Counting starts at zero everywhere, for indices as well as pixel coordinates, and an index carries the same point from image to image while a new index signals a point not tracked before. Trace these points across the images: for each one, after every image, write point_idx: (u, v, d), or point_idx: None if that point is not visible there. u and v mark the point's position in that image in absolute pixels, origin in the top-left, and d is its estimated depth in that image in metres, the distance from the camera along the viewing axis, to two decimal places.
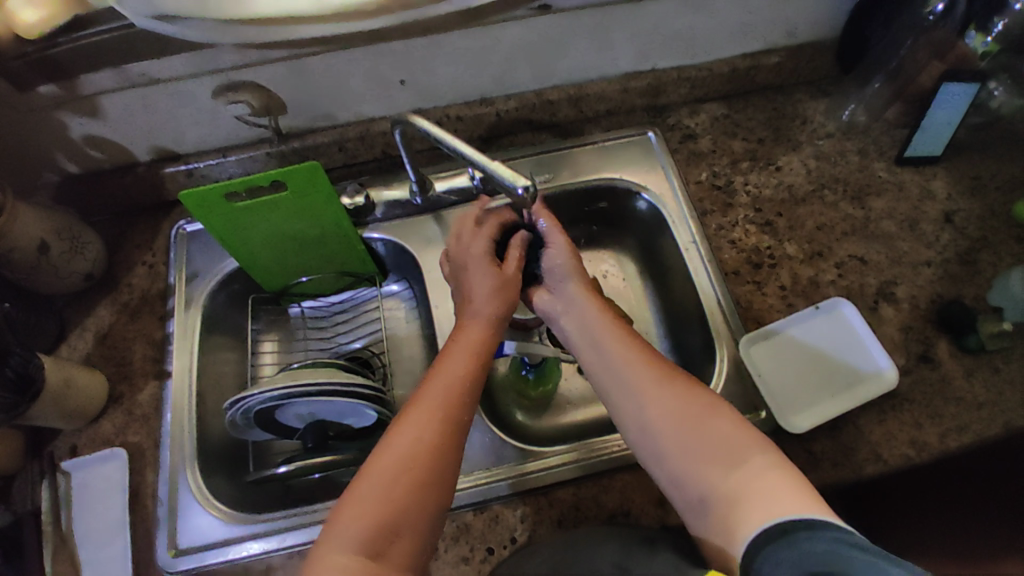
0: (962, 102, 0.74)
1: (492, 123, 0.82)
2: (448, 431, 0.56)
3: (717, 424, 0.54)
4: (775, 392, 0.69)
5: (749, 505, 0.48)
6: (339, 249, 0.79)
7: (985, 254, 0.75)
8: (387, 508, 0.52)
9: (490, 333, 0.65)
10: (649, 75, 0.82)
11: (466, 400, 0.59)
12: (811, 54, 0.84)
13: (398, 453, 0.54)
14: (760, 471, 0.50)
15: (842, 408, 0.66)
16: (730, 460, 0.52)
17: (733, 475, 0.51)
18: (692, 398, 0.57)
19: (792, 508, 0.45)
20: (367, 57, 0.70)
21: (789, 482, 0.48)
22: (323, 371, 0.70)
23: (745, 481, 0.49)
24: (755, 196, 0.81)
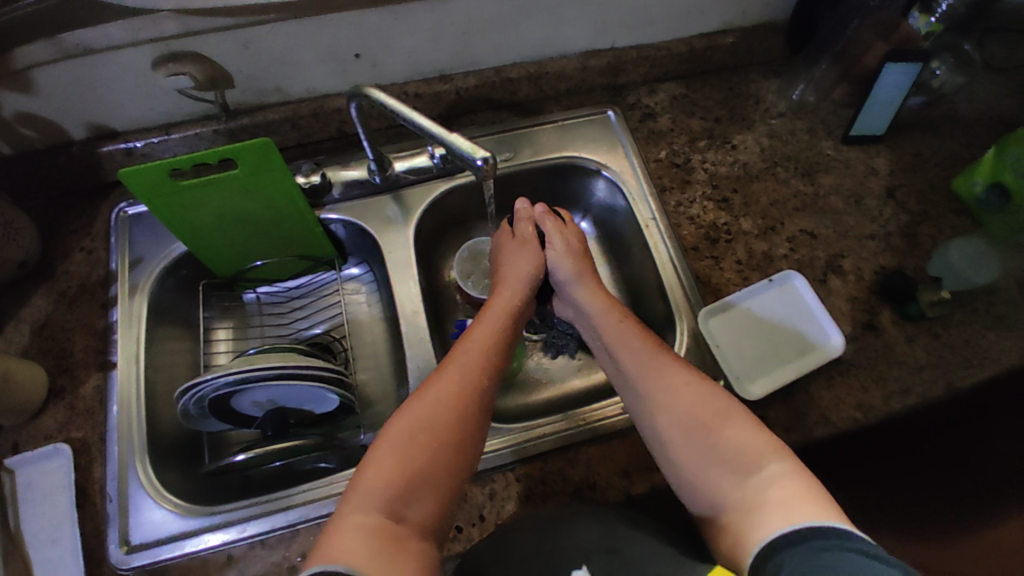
0: (905, 81, 0.77)
1: (452, 101, 0.80)
2: (465, 402, 0.58)
3: (736, 420, 0.56)
4: (732, 362, 0.71)
5: (769, 509, 0.49)
6: (295, 231, 0.77)
7: (925, 227, 0.80)
8: (403, 468, 0.53)
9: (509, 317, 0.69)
10: (609, 53, 0.82)
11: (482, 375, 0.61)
12: (762, 35, 0.86)
13: (417, 418, 0.56)
14: (779, 471, 0.51)
15: (796, 373, 0.69)
16: (754, 457, 0.53)
17: (753, 478, 0.52)
18: (709, 393, 0.59)
19: (810, 516, 0.46)
20: (318, 29, 0.67)
21: (807, 487, 0.50)
22: (283, 355, 0.69)
23: (769, 480, 0.51)
24: (711, 173, 0.83)
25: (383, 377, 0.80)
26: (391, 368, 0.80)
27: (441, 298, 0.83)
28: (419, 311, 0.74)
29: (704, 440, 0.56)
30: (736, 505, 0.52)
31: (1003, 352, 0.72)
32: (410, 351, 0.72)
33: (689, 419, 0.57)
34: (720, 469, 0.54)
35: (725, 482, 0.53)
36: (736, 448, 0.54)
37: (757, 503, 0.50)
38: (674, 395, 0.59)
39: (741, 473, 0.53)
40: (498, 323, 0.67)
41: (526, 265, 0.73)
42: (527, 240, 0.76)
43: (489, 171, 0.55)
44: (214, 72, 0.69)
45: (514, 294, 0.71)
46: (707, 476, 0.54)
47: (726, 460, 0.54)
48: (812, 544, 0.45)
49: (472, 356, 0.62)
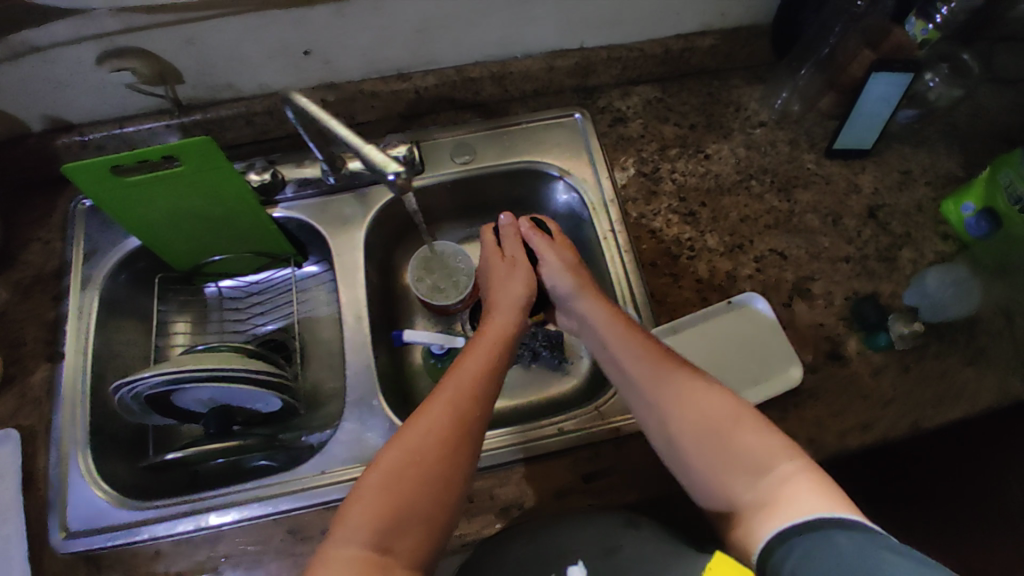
0: (895, 93, 0.72)
1: (412, 100, 0.78)
2: (447, 423, 0.59)
3: (748, 430, 0.56)
4: None
5: (780, 507, 0.51)
6: (249, 229, 0.77)
7: (906, 251, 0.76)
8: (391, 503, 0.55)
9: (503, 336, 0.68)
10: (577, 54, 0.78)
11: (467, 399, 0.61)
12: (745, 38, 0.81)
13: (404, 449, 0.57)
14: (791, 468, 0.53)
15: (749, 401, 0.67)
16: (768, 460, 0.54)
17: (767, 480, 0.53)
18: (721, 402, 0.59)
19: (820, 507, 0.49)
20: (263, 26, 0.65)
21: (820, 481, 0.51)
22: (226, 355, 0.69)
23: (783, 482, 0.52)
24: (680, 184, 0.79)
25: (332, 378, 0.80)
26: (341, 369, 0.80)
27: (395, 302, 0.82)
28: (363, 316, 0.74)
29: (721, 446, 0.56)
30: (753, 504, 0.53)
31: (974, 390, 0.68)
32: (349, 357, 0.71)
33: (702, 431, 0.57)
34: (739, 478, 0.55)
35: (741, 483, 0.54)
36: (753, 453, 0.55)
37: (770, 502, 0.52)
38: (688, 414, 0.58)
39: (759, 479, 0.54)
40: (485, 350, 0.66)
41: (520, 288, 0.72)
42: (516, 259, 0.74)
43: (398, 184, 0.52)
44: (163, 67, 0.69)
45: (509, 313, 0.70)
46: (726, 483, 0.55)
47: (744, 469, 0.55)
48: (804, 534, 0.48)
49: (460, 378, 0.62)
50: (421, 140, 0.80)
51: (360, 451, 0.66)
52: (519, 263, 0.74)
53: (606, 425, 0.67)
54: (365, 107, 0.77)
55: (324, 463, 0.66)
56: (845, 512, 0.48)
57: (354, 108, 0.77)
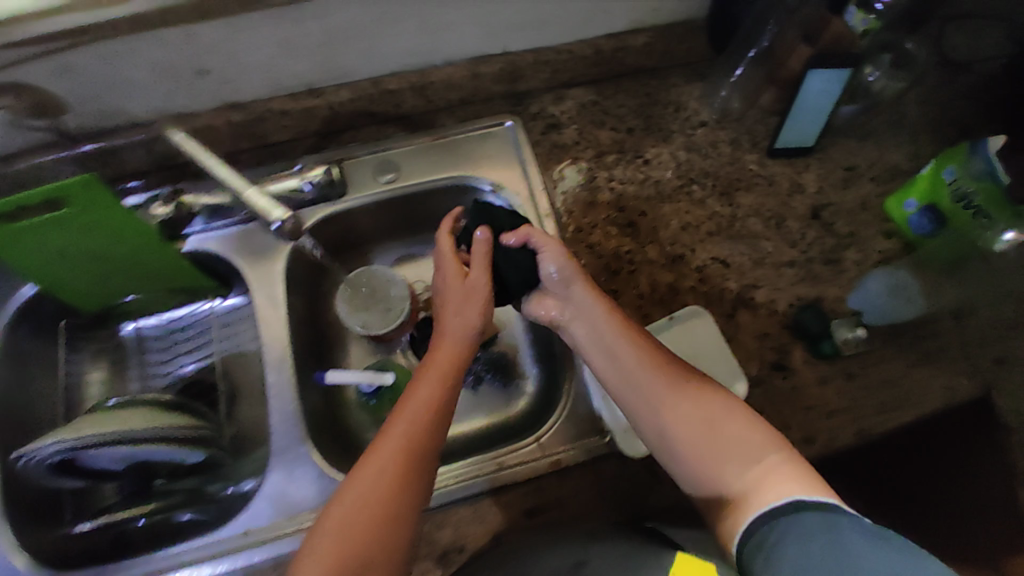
0: (835, 89, 0.68)
1: (327, 117, 0.72)
2: (409, 455, 0.55)
3: (734, 425, 0.55)
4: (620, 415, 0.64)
5: (762, 495, 0.50)
6: (157, 267, 0.72)
7: (851, 252, 0.73)
8: (347, 547, 0.51)
9: (457, 368, 0.62)
10: (501, 59, 0.73)
11: (425, 436, 0.57)
12: (679, 34, 0.77)
13: (361, 490, 0.54)
14: (778, 458, 0.52)
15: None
16: (753, 451, 0.53)
17: (752, 471, 0.52)
18: (706, 398, 0.58)
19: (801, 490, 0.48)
20: (143, 50, 0.59)
21: (802, 469, 0.51)
22: (142, 411, 0.65)
23: (769, 471, 0.51)
24: (619, 193, 0.75)
25: None
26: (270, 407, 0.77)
27: (327, 332, 0.78)
28: (288, 355, 0.70)
29: (707, 436, 0.56)
30: (738, 492, 0.52)
31: (921, 394, 0.67)
32: (273, 403, 0.67)
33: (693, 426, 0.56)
34: (727, 471, 0.54)
35: (729, 473, 0.53)
36: (740, 445, 0.54)
37: (754, 491, 0.51)
38: (677, 411, 0.58)
39: (746, 470, 0.53)
40: (437, 382, 0.60)
41: (475, 319, 0.64)
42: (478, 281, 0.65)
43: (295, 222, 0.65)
44: (40, 99, 0.62)
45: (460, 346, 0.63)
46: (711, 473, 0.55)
47: (732, 461, 0.54)
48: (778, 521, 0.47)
49: (417, 413, 0.58)
50: (342, 159, 0.74)
51: (286, 505, 0.63)
52: (477, 291, 0.64)
53: (547, 458, 0.64)
54: (277, 127, 0.72)
55: (247, 523, 0.63)
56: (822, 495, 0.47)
57: (265, 128, 0.71)
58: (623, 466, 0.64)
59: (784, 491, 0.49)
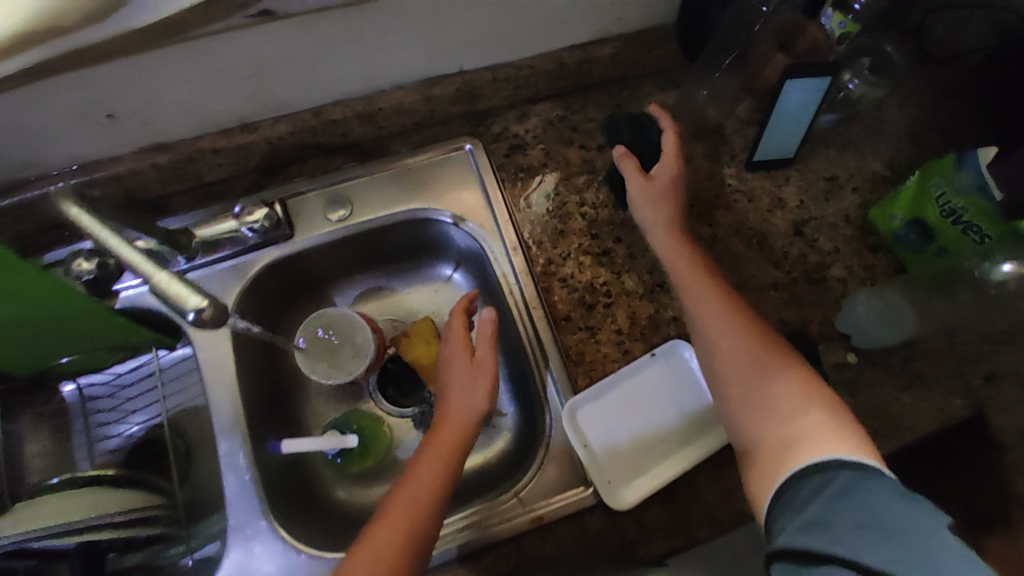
0: (813, 99, 0.64)
1: (267, 152, 0.66)
2: (409, 543, 0.51)
3: (789, 384, 0.52)
4: (601, 463, 0.61)
5: (797, 449, 0.47)
6: (90, 326, 0.64)
7: (836, 269, 0.70)
8: None
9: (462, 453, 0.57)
10: (457, 78, 0.66)
11: (427, 526, 0.52)
12: (649, 42, 0.71)
13: (367, 562, 0.50)
14: (823, 420, 0.48)
15: (676, 471, 0.60)
16: (800, 409, 0.49)
17: (795, 425, 0.49)
18: (762, 350, 0.54)
19: (837, 451, 0.45)
20: (43, 95, 0.51)
21: (853, 437, 0.46)
22: (111, 497, 0.61)
23: (810, 429, 0.47)
24: (591, 219, 0.70)
25: None
26: None
27: (286, 382, 0.72)
28: (242, 418, 0.64)
29: (754, 391, 0.53)
30: (777, 444, 0.48)
31: (912, 418, 0.64)
32: (229, 473, 0.62)
33: (748, 373, 0.54)
34: (768, 423, 0.50)
35: (770, 423, 0.50)
36: (789, 401, 0.50)
37: (790, 443, 0.48)
38: (736, 359, 0.55)
39: (787, 424, 0.49)
40: (440, 467, 0.55)
41: (481, 403, 0.59)
42: (484, 360, 0.60)
43: (220, 321, 0.42)
44: None
45: (466, 429, 0.58)
46: (752, 425, 0.52)
47: (776, 414, 0.50)
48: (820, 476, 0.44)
49: (422, 496, 0.54)
50: (286, 197, 0.68)
51: None
52: (484, 372, 0.60)
53: (528, 513, 0.60)
54: (210, 166, 0.64)
55: None
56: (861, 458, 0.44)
57: (197, 169, 0.64)
58: (609, 517, 0.60)
59: (829, 447, 0.45)
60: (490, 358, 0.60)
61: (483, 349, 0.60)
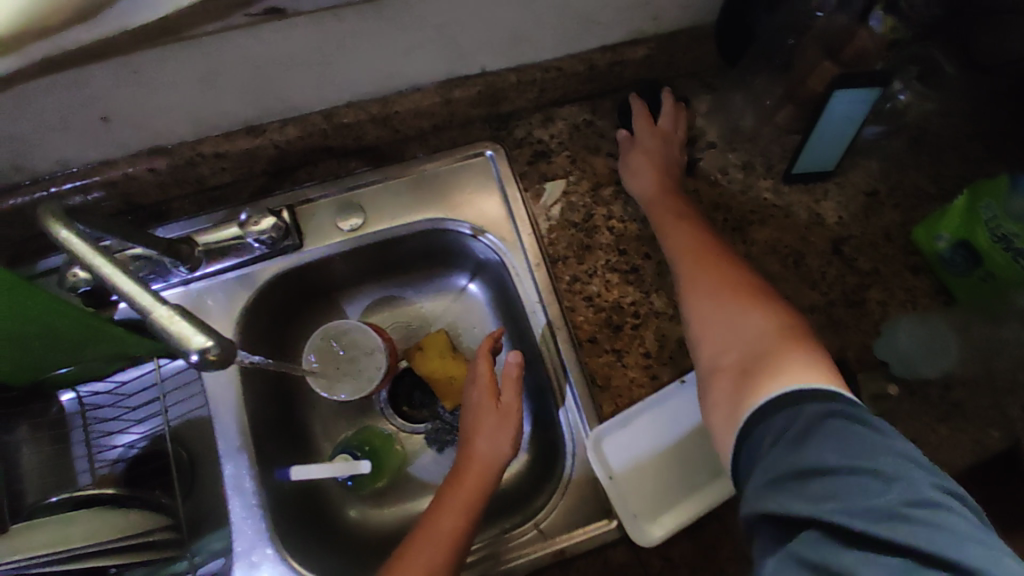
0: (860, 110, 0.59)
1: (275, 156, 0.61)
2: None
3: (765, 321, 0.51)
4: (620, 485, 0.58)
5: (774, 375, 0.46)
6: (87, 337, 0.58)
7: (875, 291, 0.66)
8: None
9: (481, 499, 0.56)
10: (479, 80, 0.62)
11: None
12: (685, 44, 0.66)
13: None
14: (795, 352, 0.48)
15: (703, 508, 0.57)
16: (775, 343, 0.49)
17: (772, 352, 0.48)
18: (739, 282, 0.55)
19: (812, 380, 0.44)
20: (29, 100, 0.47)
21: (823, 368, 0.46)
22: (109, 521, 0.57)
23: (785, 357, 0.47)
24: (619, 233, 0.66)
25: None
26: None
27: (293, 396, 0.69)
28: (248, 439, 0.61)
29: (731, 325, 0.52)
30: (752, 368, 0.48)
31: (950, 452, 0.61)
32: (233, 500, 0.59)
33: (729, 301, 0.54)
34: (743, 352, 0.50)
35: (746, 351, 0.50)
36: (760, 336, 0.50)
37: (765, 370, 0.47)
38: (714, 293, 0.55)
39: (762, 352, 0.49)
40: (460, 513, 0.54)
41: (504, 450, 0.58)
42: (509, 407, 0.59)
43: (226, 362, 0.40)
44: None
45: (488, 475, 0.57)
46: (715, 352, 0.52)
47: (751, 342, 0.50)
48: (801, 401, 0.43)
49: (442, 541, 0.52)
50: (294, 204, 0.64)
51: None
52: (509, 418, 0.59)
53: (550, 548, 0.58)
54: (213, 170, 0.60)
55: None
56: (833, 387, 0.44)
57: (199, 173, 0.60)
58: (633, 550, 0.58)
59: (803, 377, 0.45)
60: (516, 405, 0.59)
61: (508, 395, 0.59)
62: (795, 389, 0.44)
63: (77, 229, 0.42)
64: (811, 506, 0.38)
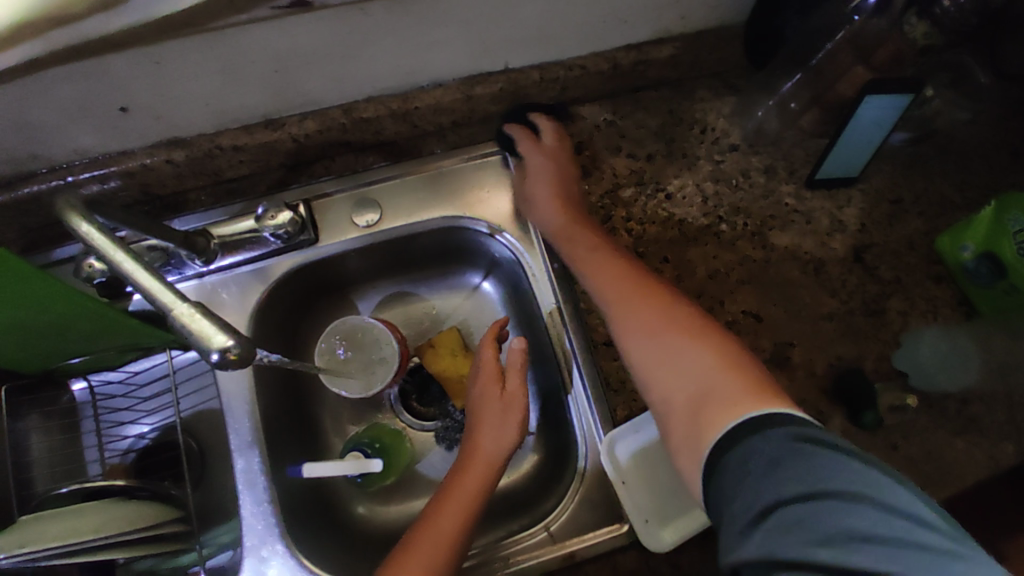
0: (890, 115, 0.58)
1: (293, 149, 0.61)
2: None
3: (694, 343, 0.49)
4: (625, 475, 0.58)
5: (716, 406, 0.44)
6: (100, 328, 0.58)
7: (896, 301, 0.65)
8: None
9: (484, 492, 0.55)
10: (501, 77, 0.60)
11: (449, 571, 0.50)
12: (712, 44, 0.64)
13: None
14: (728, 374, 0.46)
15: (681, 532, 0.56)
16: (713, 365, 0.47)
17: (709, 379, 0.46)
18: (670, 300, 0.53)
19: (751, 405, 0.43)
20: (47, 89, 0.46)
21: (756, 385, 0.44)
22: (119, 513, 0.57)
23: (719, 384, 0.45)
24: (637, 236, 0.65)
25: None
26: None
27: (304, 391, 0.69)
28: (260, 434, 0.61)
29: (661, 352, 0.50)
30: (698, 402, 0.46)
31: (965, 465, 0.61)
32: (244, 494, 0.59)
33: (652, 327, 0.52)
34: (683, 382, 0.48)
35: (680, 382, 0.48)
36: (692, 362, 0.48)
37: (709, 402, 0.45)
38: (639, 319, 0.53)
39: (700, 381, 0.47)
40: (462, 508, 0.53)
41: (509, 441, 0.57)
42: (514, 397, 0.58)
43: (245, 362, 0.39)
44: None
45: (492, 467, 0.56)
46: (658, 386, 0.50)
47: (684, 369, 0.48)
48: (750, 433, 0.41)
49: (443, 540, 0.51)
50: (310, 198, 0.64)
51: None
52: (514, 409, 0.58)
53: (559, 551, 0.57)
54: (231, 163, 0.60)
55: None
56: (776, 407, 0.42)
57: (216, 165, 0.60)
58: (643, 556, 0.57)
59: (742, 405, 0.43)
60: (521, 394, 0.59)
61: (513, 384, 0.59)
62: (750, 418, 0.42)
63: (96, 221, 0.41)
64: (811, 535, 0.36)
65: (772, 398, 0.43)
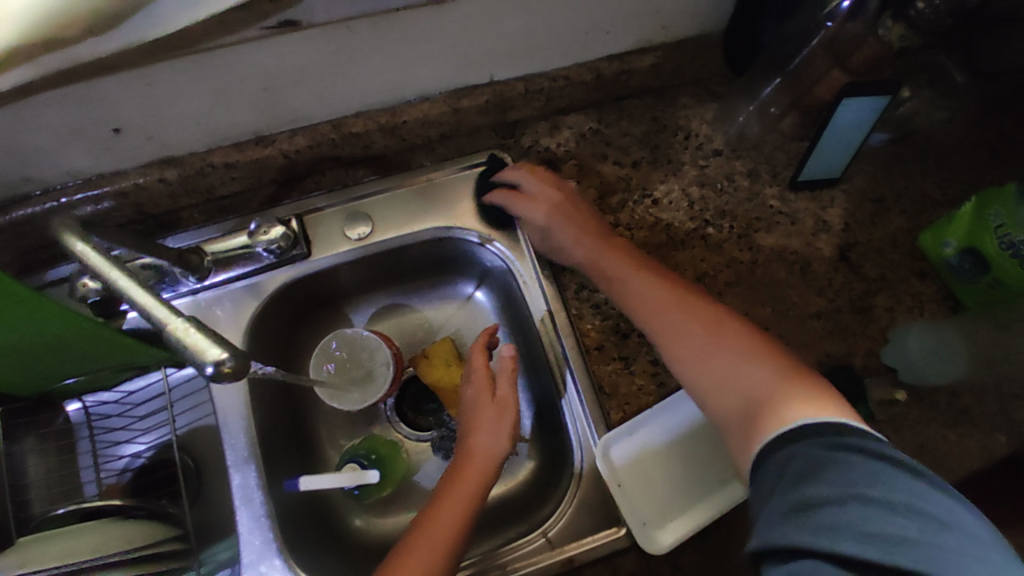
0: (868, 117, 0.60)
1: (284, 165, 0.62)
2: None
3: (743, 355, 0.50)
4: (621, 475, 0.58)
5: (775, 411, 0.45)
6: (94, 347, 0.58)
7: (883, 297, 0.66)
8: None
9: (478, 497, 0.55)
10: (487, 89, 0.62)
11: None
12: (692, 52, 0.66)
13: None
14: (791, 386, 0.46)
15: (678, 533, 0.56)
16: (770, 377, 0.48)
17: (768, 389, 0.47)
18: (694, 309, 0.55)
19: (811, 412, 0.43)
20: (40, 112, 0.47)
21: (818, 394, 0.45)
22: (115, 533, 0.57)
23: (780, 393, 0.46)
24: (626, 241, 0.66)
25: None
26: None
27: (299, 404, 0.69)
28: (256, 448, 0.61)
29: (712, 365, 0.51)
30: (754, 410, 0.47)
31: (957, 458, 0.61)
32: (241, 509, 0.59)
33: (694, 342, 0.53)
34: (740, 392, 0.49)
35: (735, 393, 0.49)
36: (748, 373, 0.49)
37: (767, 408, 0.46)
38: (678, 335, 0.54)
39: (757, 390, 0.48)
40: (457, 513, 0.53)
41: (502, 445, 0.58)
42: (506, 401, 0.59)
43: (239, 374, 0.40)
44: None
45: (486, 471, 0.56)
46: (707, 397, 0.51)
47: (738, 381, 0.49)
48: (805, 438, 0.42)
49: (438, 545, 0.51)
50: (302, 213, 0.65)
51: None
52: (506, 413, 0.59)
53: (557, 556, 0.58)
54: (223, 180, 0.61)
55: None
56: (838, 415, 0.43)
57: (209, 183, 0.60)
58: (642, 559, 0.57)
59: (802, 410, 0.44)
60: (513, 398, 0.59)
61: (506, 389, 0.60)
62: (805, 424, 0.43)
63: (93, 241, 0.42)
64: (808, 535, 0.37)
65: (833, 406, 0.44)
